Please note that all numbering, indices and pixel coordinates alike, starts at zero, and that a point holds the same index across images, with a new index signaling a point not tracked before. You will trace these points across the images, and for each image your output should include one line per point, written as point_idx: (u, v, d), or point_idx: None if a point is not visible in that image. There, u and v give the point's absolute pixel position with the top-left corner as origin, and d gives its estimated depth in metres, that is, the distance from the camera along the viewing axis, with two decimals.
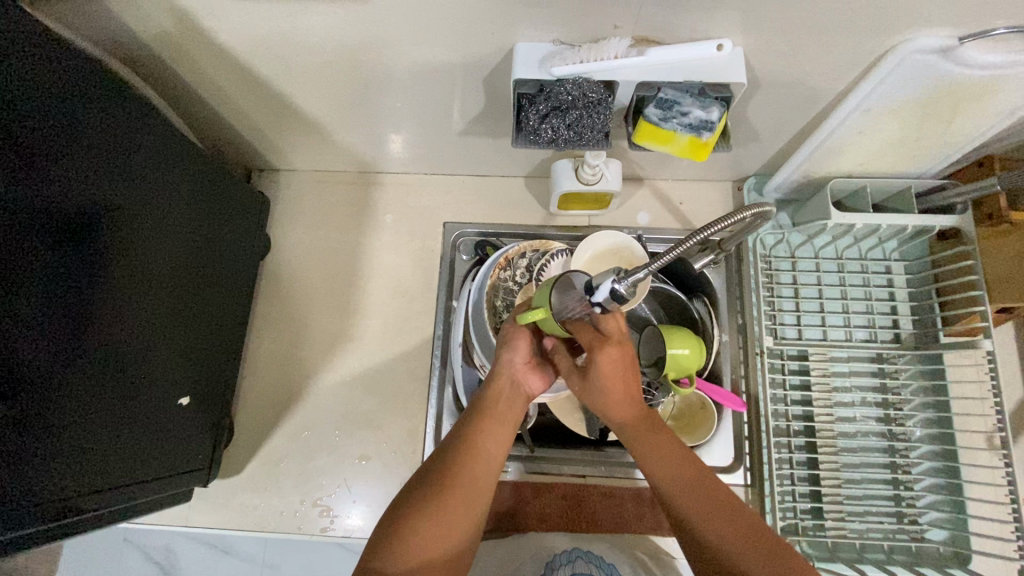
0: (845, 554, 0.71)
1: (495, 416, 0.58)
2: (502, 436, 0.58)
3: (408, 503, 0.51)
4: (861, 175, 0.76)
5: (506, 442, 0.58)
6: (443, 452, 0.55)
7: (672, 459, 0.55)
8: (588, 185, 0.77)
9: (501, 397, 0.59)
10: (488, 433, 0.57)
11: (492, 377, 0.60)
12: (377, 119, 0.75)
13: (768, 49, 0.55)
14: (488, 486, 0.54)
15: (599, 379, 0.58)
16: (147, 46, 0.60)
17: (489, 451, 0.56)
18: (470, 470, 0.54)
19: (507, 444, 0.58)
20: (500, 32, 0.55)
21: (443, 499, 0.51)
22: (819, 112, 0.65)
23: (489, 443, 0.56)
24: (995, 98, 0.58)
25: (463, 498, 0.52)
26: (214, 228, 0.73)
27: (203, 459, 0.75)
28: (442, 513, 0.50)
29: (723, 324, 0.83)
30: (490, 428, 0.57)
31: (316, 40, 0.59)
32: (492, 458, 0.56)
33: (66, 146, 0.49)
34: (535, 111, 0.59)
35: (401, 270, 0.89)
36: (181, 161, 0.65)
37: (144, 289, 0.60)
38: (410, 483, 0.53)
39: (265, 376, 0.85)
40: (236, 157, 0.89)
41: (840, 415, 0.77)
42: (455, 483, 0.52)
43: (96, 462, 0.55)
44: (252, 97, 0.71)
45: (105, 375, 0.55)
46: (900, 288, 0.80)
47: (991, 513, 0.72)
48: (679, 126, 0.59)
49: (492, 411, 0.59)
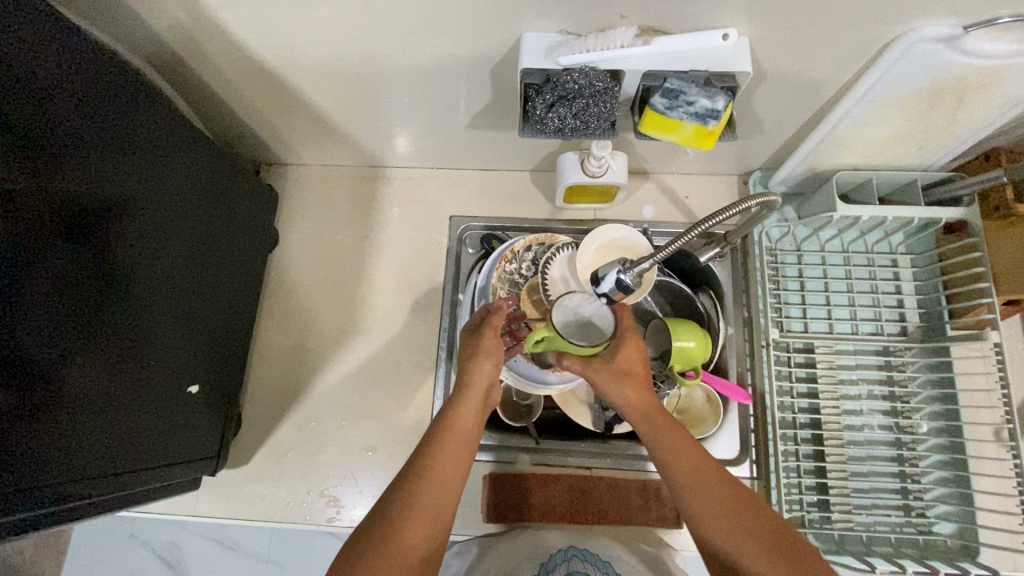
0: (852, 546, 0.71)
1: (454, 435, 0.58)
2: (463, 454, 0.58)
3: (370, 529, 0.50)
4: (866, 168, 0.76)
5: (465, 464, 0.57)
6: (404, 472, 0.55)
7: (688, 453, 0.55)
8: (593, 178, 0.77)
9: (461, 417, 0.59)
10: (449, 455, 0.56)
11: (461, 396, 0.61)
12: (385, 113, 0.76)
13: (774, 39, 0.55)
14: (449, 507, 0.54)
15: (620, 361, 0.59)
16: (159, 37, 0.61)
17: (451, 473, 0.55)
18: (433, 493, 0.53)
19: (465, 465, 0.57)
20: (507, 23, 0.56)
21: (406, 523, 0.50)
22: (824, 103, 0.66)
23: (452, 462, 0.56)
24: (1000, 88, 0.58)
25: (421, 523, 0.51)
26: (224, 219, 0.74)
27: (212, 448, 0.76)
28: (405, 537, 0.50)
29: (729, 317, 0.83)
30: (450, 450, 0.57)
31: (325, 32, 0.59)
32: (450, 480, 0.55)
33: (79, 138, 0.50)
34: (541, 101, 0.60)
35: (407, 263, 0.90)
36: (191, 152, 0.65)
37: (151, 282, 0.60)
38: (373, 508, 0.52)
39: (273, 368, 0.86)
40: (245, 152, 0.90)
41: (847, 408, 0.76)
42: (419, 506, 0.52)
43: (105, 448, 0.55)
44: (261, 91, 0.72)
45: (113, 360, 0.55)
46: (905, 281, 0.80)
47: (1000, 506, 0.72)
48: (684, 114, 0.59)
49: (454, 431, 0.58)
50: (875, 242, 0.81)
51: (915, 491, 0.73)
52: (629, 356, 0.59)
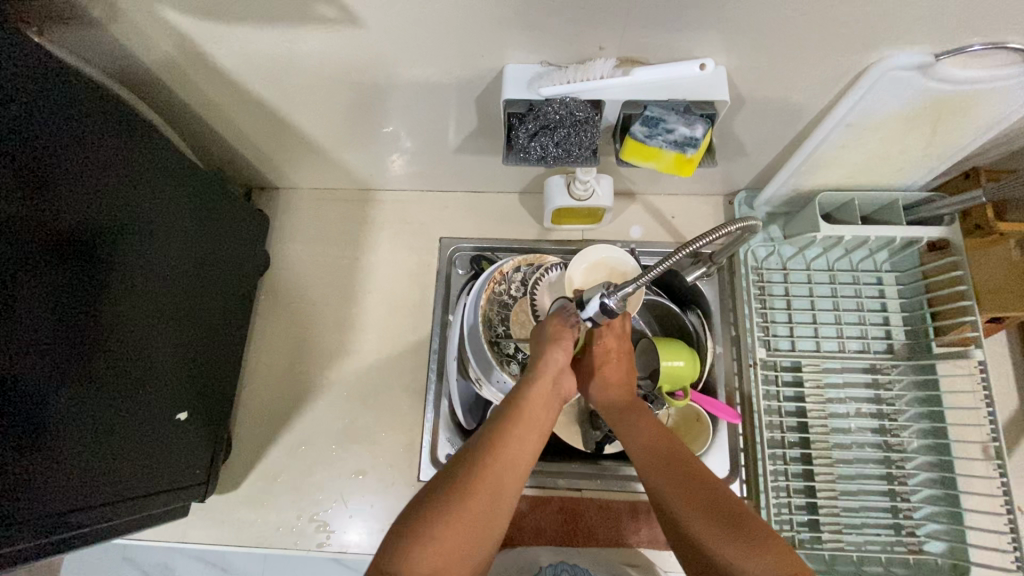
0: (844, 566, 0.71)
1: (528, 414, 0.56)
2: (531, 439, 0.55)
3: (416, 517, 0.47)
4: (849, 188, 0.77)
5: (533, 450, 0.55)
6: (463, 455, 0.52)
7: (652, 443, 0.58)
8: (579, 201, 0.78)
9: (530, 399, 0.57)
10: (520, 435, 0.54)
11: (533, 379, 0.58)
12: (376, 138, 0.77)
13: (748, 68, 0.57)
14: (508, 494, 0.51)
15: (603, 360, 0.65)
16: (149, 68, 0.62)
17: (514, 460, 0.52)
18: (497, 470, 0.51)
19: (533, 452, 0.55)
20: (490, 54, 0.57)
21: (462, 511, 0.47)
22: (804, 126, 0.67)
23: (519, 448, 0.53)
24: (976, 111, 0.60)
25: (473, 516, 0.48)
26: (216, 242, 0.76)
27: (203, 474, 0.76)
28: (454, 529, 0.46)
29: (717, 337, 0.83)
30: (521, 433, 0.54)
31: (314, 63, 0.61)
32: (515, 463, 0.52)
33: (71, 167, 0.51)
34: (524, 130, 0.61)
35: (398, 285, 0.91)
36: (180, 179, 0.66)
37: (141, 308, 0.61)
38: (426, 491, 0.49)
39: (264, 391, 0.86)
40: (237, 176, 0.92)
41: (835, 426, 0.77)
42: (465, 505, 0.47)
43: (91, 479, 0.55)
44: (253, 120, 0.73)
45: (102, 384, 0.56)
46: (891, 298, 0.81)
47: (990, 525, 0.72)
48: (663, 143, 0.61)
49: (519, 418, 0.55)
50: (861, 261, 0.82)
51: (906, 510, 0.73)
52: (610, 340, 0.66)
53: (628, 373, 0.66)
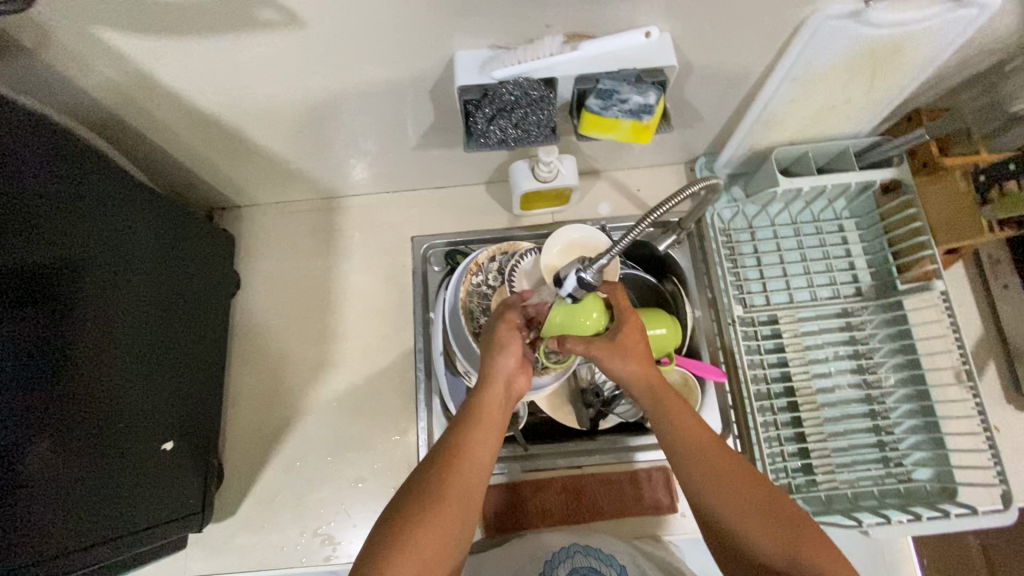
0: (841, 505, 0.73)
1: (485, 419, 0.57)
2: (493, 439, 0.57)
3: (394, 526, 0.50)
4: (801, 142, 0.79)
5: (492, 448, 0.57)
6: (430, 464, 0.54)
7: (692, 431, 0.57)
8: (545, 183, 0.79)
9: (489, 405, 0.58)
10: (479, 438, 0.56)
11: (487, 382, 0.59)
12: (334, 144, 0.76)
13: (692, 33, 0.58)
14: (473, 503, 0.53)
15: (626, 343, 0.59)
16: (85, 92, 0.60)
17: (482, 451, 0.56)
18: (461, 476, 0.53)
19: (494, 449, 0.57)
20: (438, 42, 0.57)
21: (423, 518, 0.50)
22: (753, 85, 0.69)
23: (476, 451, 0.55)
24: (911, 52, 0.62)
25: (460, 500, 0.52)
26: (181, 264, 0.73)
27: (197, 504, 0.74)
28: (425, 531, 0.49)
29: (694, 301, 0.85)
30: (479, 436, 0.56)
31: (263, 70, 0.60)
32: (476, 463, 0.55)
33: (21, 204, 0.49)
34: (481, 115, 0.61)
35: (374, 289, 0.90)
36: (137, 205, 0.65)
37: (109, 345, 0.58)
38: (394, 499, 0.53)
39: (250, 412, 0.84)
40: (197, 198, 0.89)
41: (816, 372, 0.80)
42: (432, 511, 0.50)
43: (81, 520, 0.54)
44: (205, 137, 0.72)
45: (79, 424, 0.54)
46: (854, 244, 0.84)
47: (971, 445, 0.75)
48: (620, 113, 0.61)
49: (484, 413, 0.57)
50: (821, 211, 0.85)
51: (891, 442, 0.76)
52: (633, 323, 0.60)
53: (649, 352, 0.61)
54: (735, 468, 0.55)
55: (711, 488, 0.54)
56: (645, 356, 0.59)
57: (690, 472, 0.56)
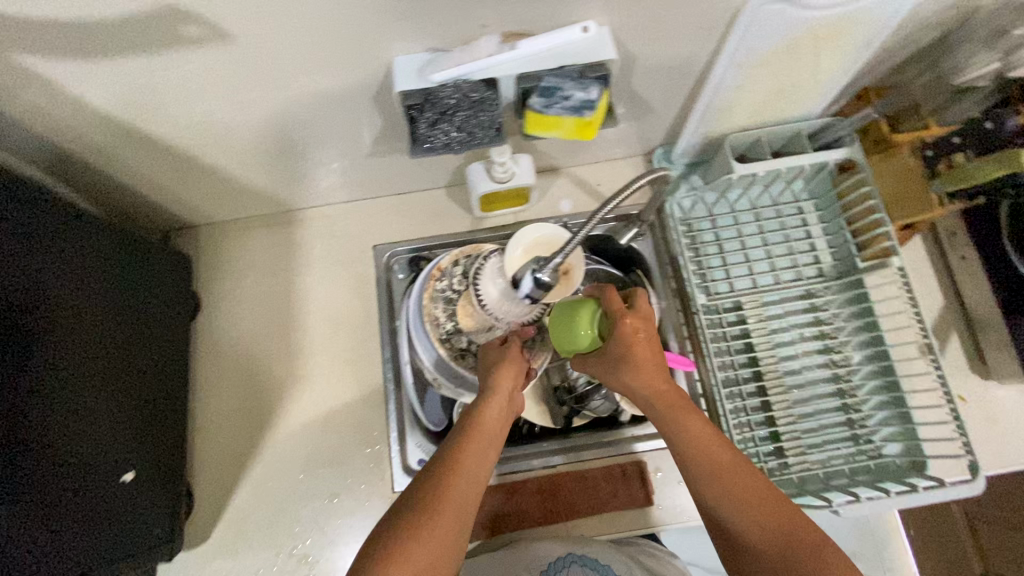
0: (813, 485, 0.74)
1: (484, 427, 0.58)
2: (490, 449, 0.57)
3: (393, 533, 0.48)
4: (754, 128, 0.80)
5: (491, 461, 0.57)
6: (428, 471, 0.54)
7: (703, 443, 0.54)
8: (502, 183, 0.78)
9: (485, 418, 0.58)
10: (476, 449, 0.56)
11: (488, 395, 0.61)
12: (284, 157, 0.75)
13: (630, 26, 0.57)
14: (469, 518, 0.52)
15: (626, 354, 0.56)
16: (11, 118, 0.57)
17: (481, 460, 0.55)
18: (460, 485, 0.52)
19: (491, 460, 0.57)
20: (374, 49, 0.56)
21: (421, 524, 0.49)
22: (699, 74, 0.68)
23: (475, 461, 0.55)
24: (852, 32, 0.62)
25: (458, 508, 0.51)
26: (137, 287, 0.71)
27: (165, 534, 0.72)
28: (421, 539, 0.48)
29: (659, 293, 0.86)
30: (478, 445, 0.56)
31: (199, 87, 0.58)
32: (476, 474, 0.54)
33: None
34: (424, 120, 0.61)
35: (338, 301, 0.89)
36: (82, 232, 0.63)
37: (64, 379, 0.57)
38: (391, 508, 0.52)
39: (218, 434, 0.83)
40: (150, 221, 0.87)
41: (783, 354, 0.80)
42: (430, 516, 0.49)
43: (45, 562, 0.52)
44: (148, 158, 0.70)
45: (39, 464, 0.52)
46: (813, 225, 0.85)
47: (935, 417, 0.76)
48: (562, 109, 0.62)
49: (483, 423, 0.58)
50: (779, 195, 0.85)
51: (860, 419, 0.77)
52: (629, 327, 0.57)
53: (658, 359, 0.57)
54: (749, 481, 0.52)
55: (722, 501, 0.52)
56: (650, 364, 0.56)
57: (701, 485, 0.53)
